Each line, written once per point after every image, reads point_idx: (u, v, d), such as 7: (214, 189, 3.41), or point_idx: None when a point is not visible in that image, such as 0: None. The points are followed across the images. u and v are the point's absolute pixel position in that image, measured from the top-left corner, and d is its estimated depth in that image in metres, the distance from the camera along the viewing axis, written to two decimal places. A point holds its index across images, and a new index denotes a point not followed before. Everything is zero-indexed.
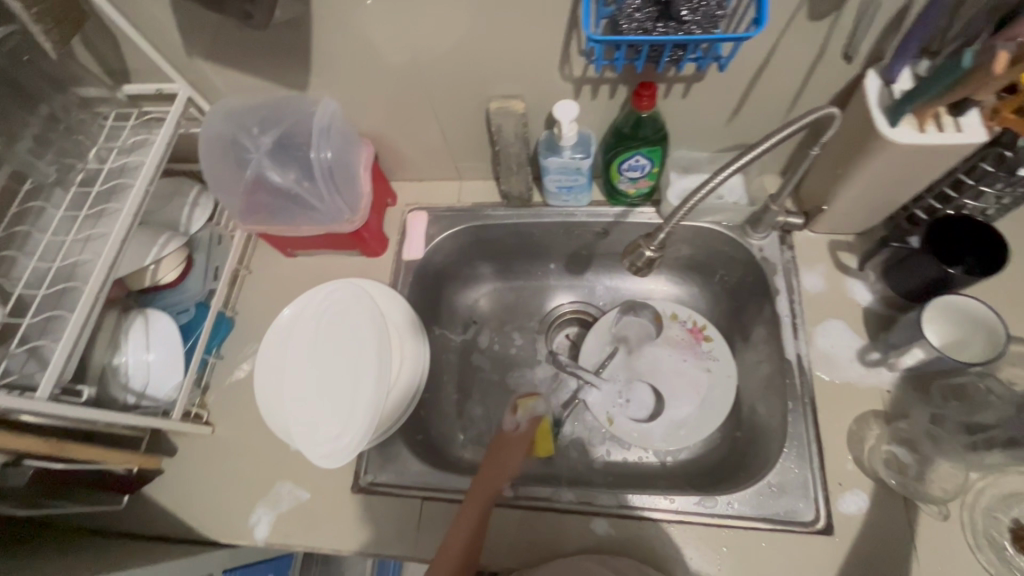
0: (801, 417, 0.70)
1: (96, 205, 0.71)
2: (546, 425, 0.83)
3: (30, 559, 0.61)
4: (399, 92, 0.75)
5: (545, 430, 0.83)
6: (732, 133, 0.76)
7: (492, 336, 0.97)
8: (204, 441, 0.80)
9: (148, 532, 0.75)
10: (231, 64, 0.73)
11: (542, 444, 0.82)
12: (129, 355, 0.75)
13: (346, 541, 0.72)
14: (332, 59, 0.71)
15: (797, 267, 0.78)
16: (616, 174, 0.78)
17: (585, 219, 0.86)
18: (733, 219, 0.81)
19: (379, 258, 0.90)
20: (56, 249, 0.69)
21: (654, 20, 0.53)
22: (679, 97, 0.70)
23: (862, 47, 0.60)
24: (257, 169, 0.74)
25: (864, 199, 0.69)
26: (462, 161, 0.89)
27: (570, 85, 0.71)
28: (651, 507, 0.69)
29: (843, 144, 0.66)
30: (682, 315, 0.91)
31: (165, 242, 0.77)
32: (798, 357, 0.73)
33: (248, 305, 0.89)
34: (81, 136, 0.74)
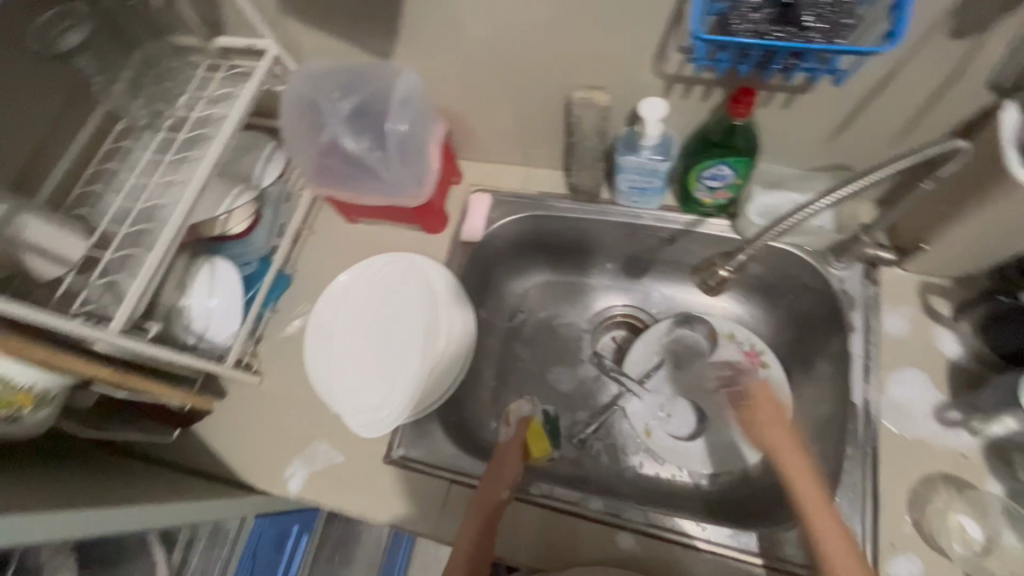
0: (859, 467, 0.65)
1: (178, 151, 0.73)
2: (535, 425, 0.78)
3: (88, 475, 0.66)
4: (481, 69, 0.73)
5: (535, 429, 0.78)
6: (830, 152, 0.70)
7: (538, 328, 0.96)
8: (251, 389, 0.83)
9: (191, 466, 0.80)
10: (320, 26, 0.73)
11: (534, 445, 0.77)
12: (193, 298, 0.78)
13: (372, 509, 0.74)
14: (421, 30, 0.69)
15: (879, 305, 0.72)
16: (694, 181, 0.74)
17: (652, 223, 0.82)
18: (815, 245, 0.75)
19: (437, 235, 0.90)
20: (139, 190, 0.72)
21: (771, 22, 0.49)
22: (779, 106, 0.64)
23: (1004, 75, 0.54)
24: (333, 134, 0.75)
25: (974, 244, 0.62)
26: (532, 148, 0.86)
27: (661, 81, 0.67)
28: (681, 531, 0.67)
29: (960, 181, 0.60)
30: (740, 336, 0.88)
31: (238, 193, 0.79)
32: (866, 403, 0.68)
33: (306, 264, 0.91)
34: (172, 82, 0.76)
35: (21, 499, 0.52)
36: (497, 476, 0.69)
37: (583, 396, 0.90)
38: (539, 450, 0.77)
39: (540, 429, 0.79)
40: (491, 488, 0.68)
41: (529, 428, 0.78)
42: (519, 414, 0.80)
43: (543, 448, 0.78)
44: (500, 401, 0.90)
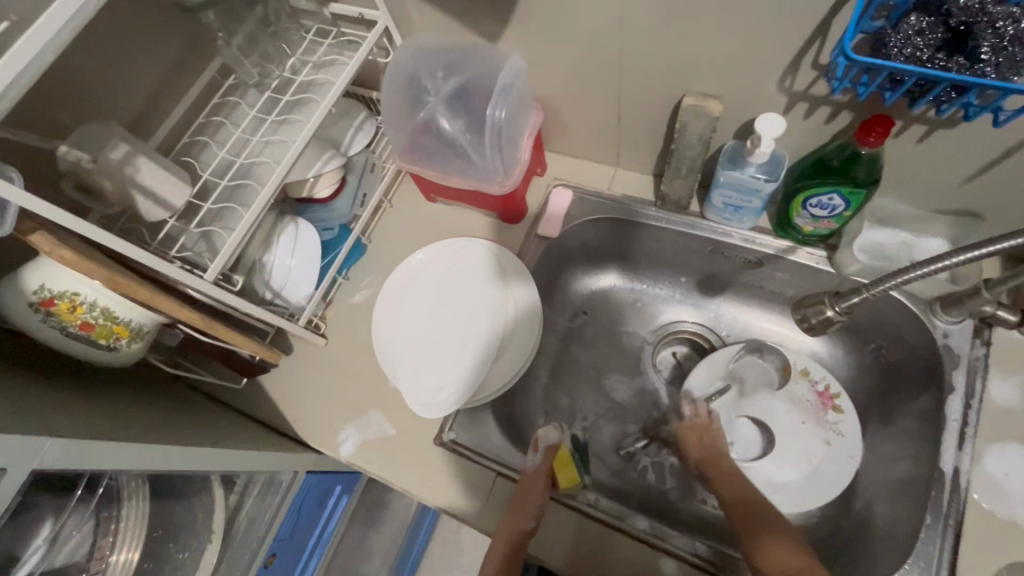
0: (937, 539, 0.60)
1: (281, 112, 0.75)
2: (564, 452, 0.73)
3: (164, 409, 0.70)
4: (589, 64, 0.71)
5: (563, 457, 0.73)
6: (961, 195, 0.64)
7: (600, 333, 0.94)
8: (316, 350, 0.86)
9: (251, 414, 0.83)
10: (434, 2, 0.72)
11: (562, 474, 0.71)
12: (276, 256, 0.80)
13: (415, 486, 0.75)
14: (536, 17, 0.67)
15: (987, 369, 0.66)
16: (797, 207, 0.69)
17: (740, 243, 0.78)
18: (922, 293, 0.69)
19: (513, 226, 0.89)
20: (241, 146, 0.74)
21: (935, 49, 0.44)
22: (914, 139, 0.59)
23: None
24: (431, 113, 0.74)
25: None
26: (625, 149, 0.83)
27: (783, 97, 0.62)
28: (727, 565, 0.65)
29: None
30: (815, 375, 0.82)
31: (328, 158, 0.80)
32: (955, 472, 0.62)
33: (382, 236, 0.93)
34: (283, 44, 0.78)
35: (111, 425, 0.56)
36: (514, 518, 0.66)
37: (636, 409, 0.88)
38: (566, 478, 0.71)
39: (569, 458, 0.73)
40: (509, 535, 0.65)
41: (558, 454, 0.73)
42: (547, 440, 0.74)
43: (571, 476, 0.71)
44: (552, 400, 0.89)
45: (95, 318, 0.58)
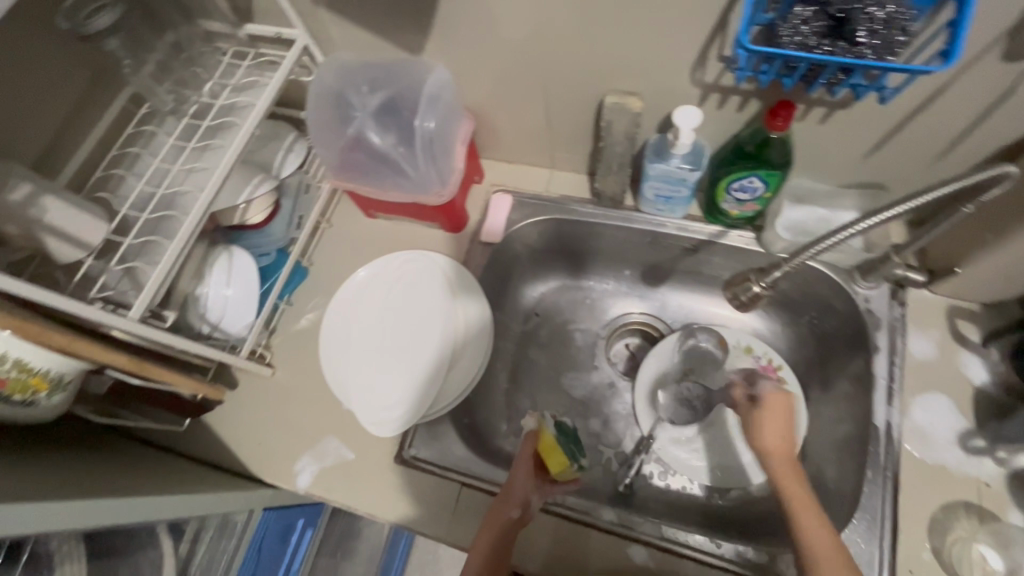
0: (879, 491, 0.64)
1: (202, 138, 0.72)
2: (549, 437, 0.70)
3: (96, 462, 0.65)
4: (513, 70, 0.72)
5: (548, 442, 0.69)
6: (864, 169, 0.69)
7: (555, 332, 0.95)
8: (264, 381, 0.82)
9: (199, 455, 0.79)
10: (352, 18, 0.72)
11: (552, 460, 0.69)
12: (211, 287, 0.77)
13: (380, 508, 0.73)
14: (455, 26, 0.68)
15: (906, 327, 0.71)
16: (722, 192, 0.73)
17: (675, 232, 0.81)
18: (843, 262, 0.74)
19: (457, 235, 0.89)
20: (162, 176, 0.71)
21: (821, 36, 0.47)
22: (816, 121, 0.63)
23: None
24: (360, 128, 0.74)
25: (1007, 271, 0.61)
26: (558, 150, 0.85)
27: (696, 89, 0.66)
28: (693, 544, 0.66)
29: (1004, 204, 0.58)
30: (757, 350, 0.86)
31: (258, 182, 0.78)
32: (888, 426, 0.67)
33: (323, 257, 0.91)
34: (199, 68, 0.75)
35: (32, 486, 0.52)
36: (503, 515, 0.65)
37: (596, 403, 0.90)
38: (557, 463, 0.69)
39: (555, 441, 0.70)
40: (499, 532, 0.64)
41: (541, 440, 0.70)
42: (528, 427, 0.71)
43: (562, 460, 0.69)
44: (512, 404, 0.89)
45: (7, 372, 0.53)
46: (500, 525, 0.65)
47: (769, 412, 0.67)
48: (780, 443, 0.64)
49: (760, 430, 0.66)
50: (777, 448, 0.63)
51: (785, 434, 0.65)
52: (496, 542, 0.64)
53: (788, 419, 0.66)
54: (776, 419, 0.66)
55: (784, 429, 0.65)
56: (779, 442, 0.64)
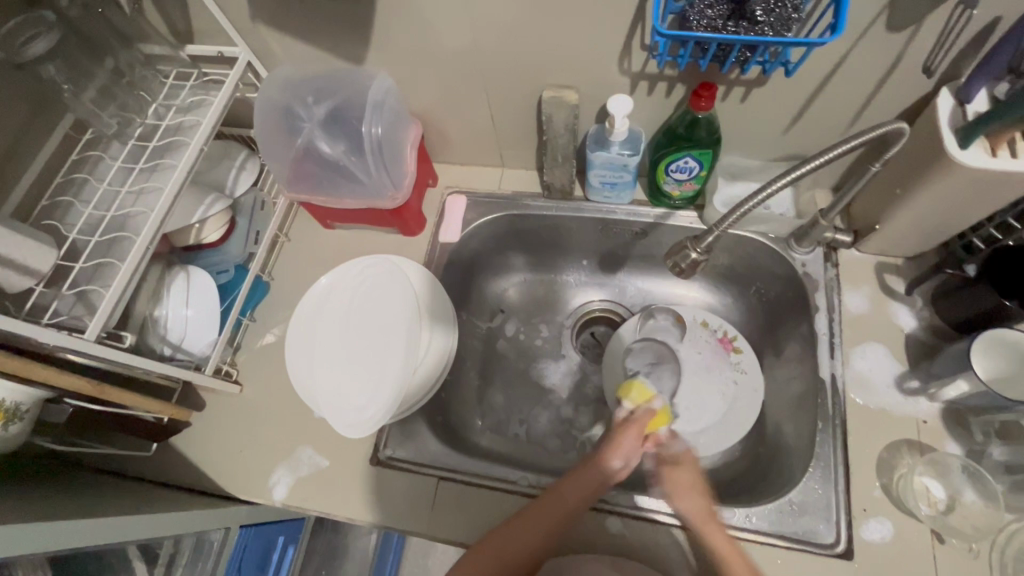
0: (830, 439, 0.68)
1: (149, 160, 0.72)
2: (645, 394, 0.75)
3: (58, 493, 0.63)
4: (453, 73, 0.76)
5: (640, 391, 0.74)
6: (786, 143, 0.74)
7: (520, 325, 0.97)
8: (232, 399, 0.82)
9: (170, 480, 0.78)
10: (293, 32, 0.74)
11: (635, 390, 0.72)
12: (169, 308, 0.76)
13: (359, 511, 0.74)
14: (394, 34, 0.71)
15: (840, 286, 0.76)
16: (662, 175, 0.77)
17: (624, 218, 0.85)
18: (779, 232, 0.79)
19: (415, 238, 0.91)
20: (110, 199, 0.70)
21: (725, 18, 0.52)
22: (737, 100, 0.68)
23: (940, 63, 0.58)
24: (309, 138, 0.75)
25: (918, 224, 0.67)
26: (506, 149, 0.89)
27: (626, 78, 0.70)
28: (664, 510, 0.69)
29: (908, 161, 0.64)
30: (713, 324, 0.90)
31: (212, 202, 0.79)
32: (832, 378, 0.71)
33: (284, 271, 0.91)
34: (142, 91, 0.76)
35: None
36: (574, 487, 0.65)
37: (565, 390, 0.92)
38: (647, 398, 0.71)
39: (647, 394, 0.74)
40: (565, 507, 0.64)
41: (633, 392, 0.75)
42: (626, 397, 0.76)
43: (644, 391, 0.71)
44: (484, 398, 0.91)
45: None
46: (567, 505, 0.64)
47: (678, 472, 0.67)
48: (703, 505, 0.64)
49: (680, 500, 0.65)
50: (701, 512, 0.64)
51: (701, 491, 0.65)
52: (551, 522, 0.64)
53: (691, 470, 0.67)
54: (692, 485, 0.66)
55: (697, 487, 0.66)
56: (688, 496, 0.65)
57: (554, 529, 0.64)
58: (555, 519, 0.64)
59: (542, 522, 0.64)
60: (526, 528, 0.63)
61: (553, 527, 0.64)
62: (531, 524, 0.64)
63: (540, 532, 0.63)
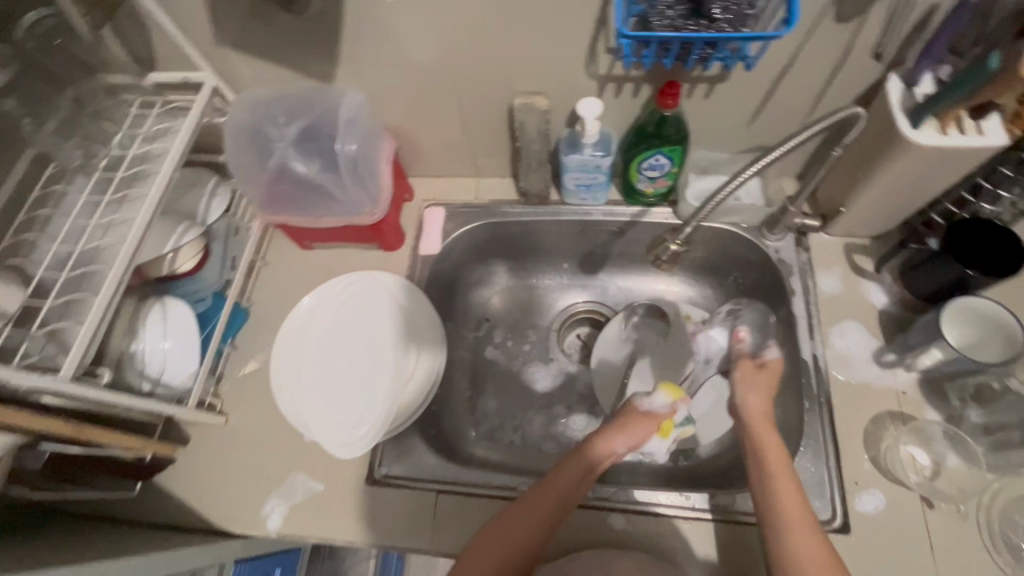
0: (818, 417, 0.70)
1: (116, 192, 0.71)
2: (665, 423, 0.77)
3: (38, 544, 0.60)
4: (424, 86, 0.76)
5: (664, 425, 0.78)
6: (752, 135, 0.77)
7: (507, 332, 0.97)
8: (218, 430, 0.80)
9: (158, 520, 0.75)
10: (259, 54, 0.74)
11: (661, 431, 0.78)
12: (146, 342, 0.75)
13: (358, 533, 0.72)
14: (362, 48, 0.71)
15: (813, 269, 0.79)
16: (635, 173, 0.79)
17: (602, 218, 0.87)
18: (750, 221, 0.82)
19: (395, 253, 0.90)
20: (78, 233, 0.68)
21: (685, 17, 0.54)
22: (702, 96, 0.71)
23: (888, 49, 0.62)
24: (282, 159, 0.75)
25: (883, 202, 0.70)
26: (480, 158, 0.90)
27: (594, 82, 0.72)
28: (666, 503, 0.69)
29: (865, 144, 0.67)
30: (695, 316, 0.93)
31: (184, 230, 0.77)
32: (814, 357, 0.73)
33: (263, 295, 0.89)
34: (106, 122, 0.74)
35: None
36: (570, 472, 0.68)
37: (557, 392, 0.92)
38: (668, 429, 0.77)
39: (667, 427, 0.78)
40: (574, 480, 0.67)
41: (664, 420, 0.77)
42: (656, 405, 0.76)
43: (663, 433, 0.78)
44: (477, 407, 0.91)
45: None
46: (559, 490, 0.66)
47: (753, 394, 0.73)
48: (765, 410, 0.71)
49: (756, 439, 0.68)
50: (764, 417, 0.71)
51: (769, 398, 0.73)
52: (545, 512, 0.64)
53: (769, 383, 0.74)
54: (766, 389, 0.74)
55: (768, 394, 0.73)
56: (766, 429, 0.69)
57: (551, 513, 0.65)
58: (565, 490, 0.66)
59: (542, 503, 0.65)
60: (529, 516, 0.64)
61: (548, 513, 0.64)
62: (528, 508, 0.65)
63: (539, 513, 0.64)
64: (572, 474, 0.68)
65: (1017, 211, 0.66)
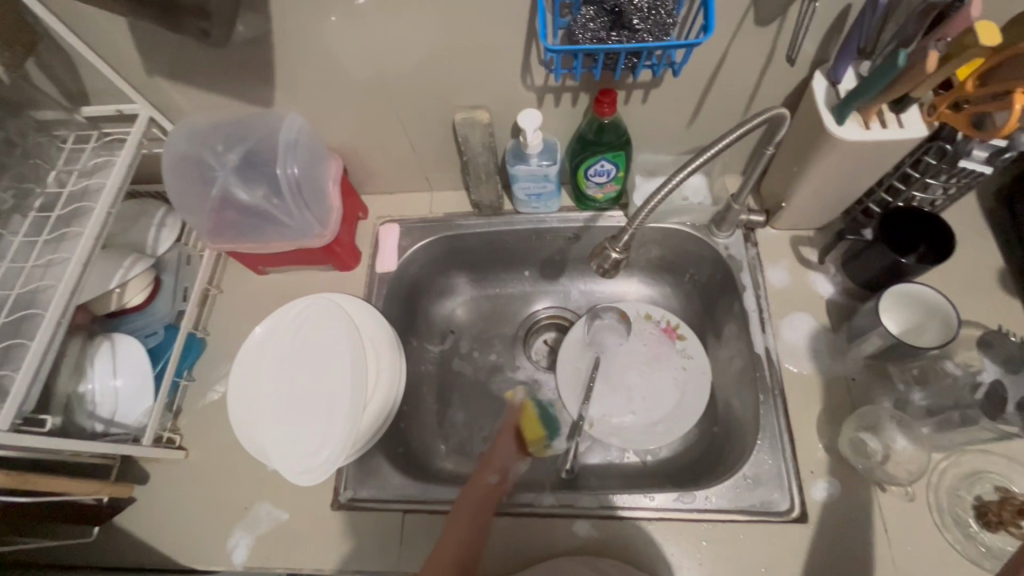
0: (772, 409, 0.72)
1: (54, 230, 0.69)
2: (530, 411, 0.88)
3: None
4: (365, 104, 0.76)
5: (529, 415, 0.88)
6: (693, 136, 0.78)
7: (471, 344, 0.97)
8: (179, 465, 0.78)
9: (121, 563, 0.73)
10: (193, 83, 0.73)
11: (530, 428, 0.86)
12: (95, 381, 0.73)
13: (326, 559, 0.71)
14: (297, 72, 0.71)
15: (762, 263, 0.80)
16: (583, 180, 0.80)
17: (556, 225, 0.88)
18: (699, 220, 0.84)
19: (352, 272, 0.90)
20: (15, 276, 0.66)
21: (607, 29, 0.55)
22: (639, 102, 0.72)
23: (809, 47, 0.63)
24: (224, 186, 0.74)
25: (821, 195, 0.72)
26: (431, 172, 0.90)
27: (532, 93, 0.73)
28: (632, 505, 0.69)
29: (798, 141, 0.68)
30: (656, 315, 0.93)
31: (131, 263, 0.76)
32: (767, 351, 0.75)
33: (220, 324, 0.88)
34: (39, 160, 0.72)
35: None
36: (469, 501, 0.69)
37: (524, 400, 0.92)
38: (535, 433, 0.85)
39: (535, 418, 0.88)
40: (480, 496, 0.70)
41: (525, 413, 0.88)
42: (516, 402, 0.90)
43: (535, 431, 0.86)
44: (445, 421, 0.91)
45: None
46: (464, 524, 0.66)
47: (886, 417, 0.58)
48: None
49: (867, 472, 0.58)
50: None
51: None
52: (460, 545, 0.64)
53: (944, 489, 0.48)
54: None
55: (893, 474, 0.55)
56: None
57: (463, 544, 0.65)
58: (475, 506, 0.69)
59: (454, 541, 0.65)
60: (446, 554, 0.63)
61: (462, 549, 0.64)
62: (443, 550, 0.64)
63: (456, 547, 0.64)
64: (467, 504, 0.68)
65: (947, 196, 0.69)
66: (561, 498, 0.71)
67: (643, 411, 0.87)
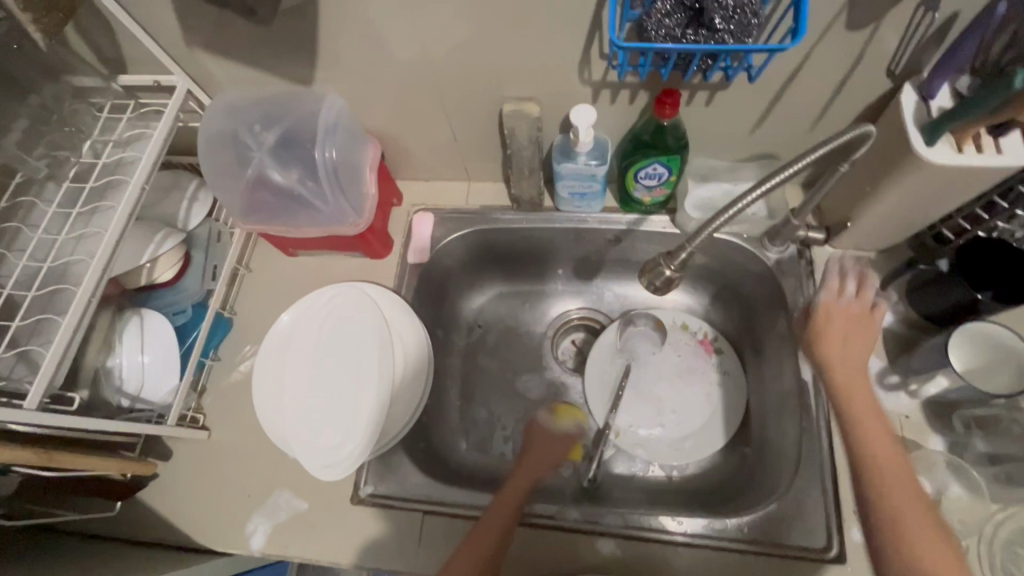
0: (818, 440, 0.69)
1: (88, 202, 0.68)
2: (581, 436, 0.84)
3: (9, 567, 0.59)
4: (410, 89, 0.72)
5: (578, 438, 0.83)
6: (755, 143, 0.73)
7: (498, 341, 0.94)
8: (201, 445, 0.78)
9: (142, 537, 0.74)
10: (234, 57, 0.70)
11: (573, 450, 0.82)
12: (123, 357, 0.72)
13: (344, 553, 0.71)
14: (341, 52, 0.67)
15: (816, 283, 0.76)
16: (631, 182, 0.75)
17: (597, 226, 0.84)
18: (752, 232, 0.79)
19: (383, 260, 0.87)
20: (47, 248, 0.65)
21: (683, 27, 0.50)
22: (702, 104, 0.67)
23: (901, 57, 0.58)
24: (259, 168, 0.71)
25: (890, 219, 0.67)
26: (470, 161, 0.86)
27: (588, 88, 0.68)
28: (660, 528, 0.67)
29: (873, 158, 0.63)
30: (693, 326, 0.90)
31: (162, 238, 0.75)
32: (814, 379, 0.72)
33: (247, 303, 0.87)
34: (74, 128, 0.70)
35: None
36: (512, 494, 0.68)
37: (549, 402, 0.90)
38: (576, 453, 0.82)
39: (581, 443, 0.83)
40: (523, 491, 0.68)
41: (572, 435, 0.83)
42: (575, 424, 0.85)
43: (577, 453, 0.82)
44: (469, 418, 0.89)
45: None
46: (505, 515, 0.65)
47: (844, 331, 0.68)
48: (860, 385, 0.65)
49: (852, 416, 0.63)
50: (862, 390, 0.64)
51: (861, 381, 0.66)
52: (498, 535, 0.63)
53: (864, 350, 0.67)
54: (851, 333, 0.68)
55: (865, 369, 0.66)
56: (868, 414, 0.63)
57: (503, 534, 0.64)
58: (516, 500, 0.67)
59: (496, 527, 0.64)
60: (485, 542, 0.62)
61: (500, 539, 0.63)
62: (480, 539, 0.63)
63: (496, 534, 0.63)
64: (511, 499, 0.67)
65: None
66: (585, 513, 0.69)
67: (672, 426, 0.84)
